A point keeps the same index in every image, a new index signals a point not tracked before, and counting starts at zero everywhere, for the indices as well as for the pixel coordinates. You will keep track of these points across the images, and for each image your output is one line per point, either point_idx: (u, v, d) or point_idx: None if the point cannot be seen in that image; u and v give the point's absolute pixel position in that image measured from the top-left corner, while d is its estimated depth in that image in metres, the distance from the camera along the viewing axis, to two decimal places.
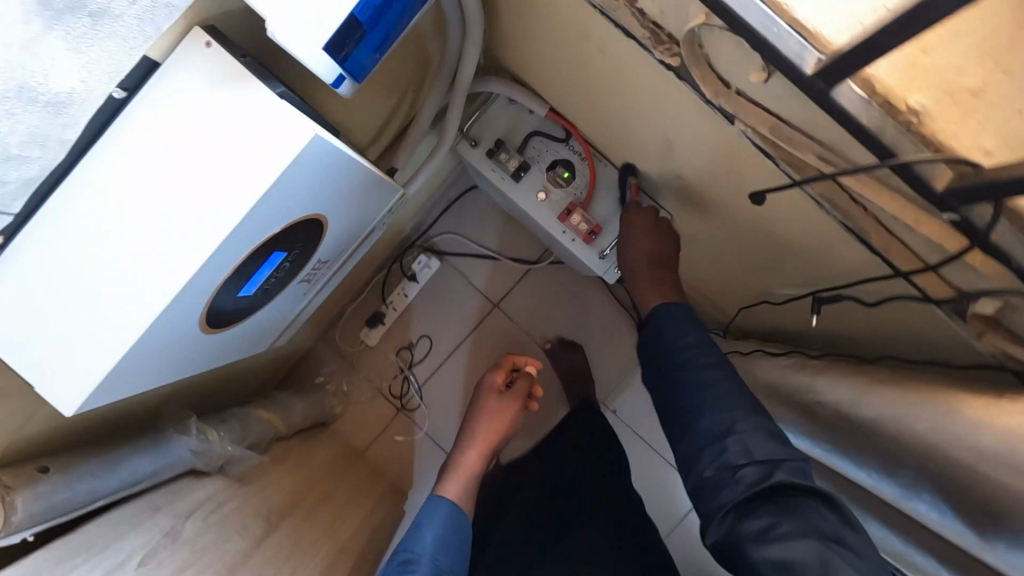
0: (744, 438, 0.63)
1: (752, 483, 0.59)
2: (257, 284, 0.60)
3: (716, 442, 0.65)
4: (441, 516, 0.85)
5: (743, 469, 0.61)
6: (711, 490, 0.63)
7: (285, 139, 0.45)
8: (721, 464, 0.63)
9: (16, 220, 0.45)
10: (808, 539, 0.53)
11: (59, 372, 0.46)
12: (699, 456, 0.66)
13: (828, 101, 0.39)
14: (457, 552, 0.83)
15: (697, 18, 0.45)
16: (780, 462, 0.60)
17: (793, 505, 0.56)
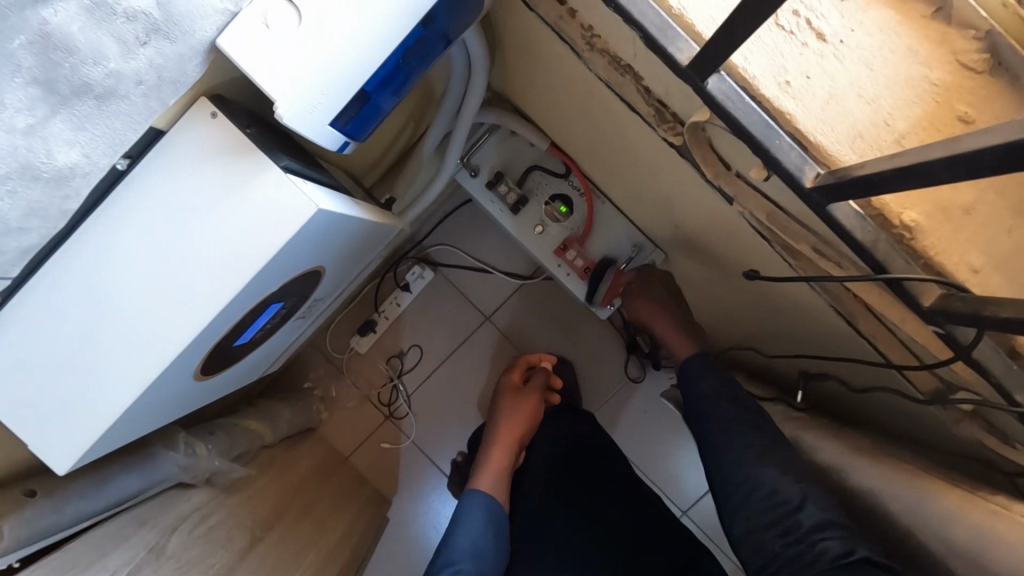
0: (796, 502, 0.62)
1: (832, 560, 0.56)
2: (254, 331, 0.60)
3: (771, 503, 0.63)
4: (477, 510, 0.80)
5: (820, 543, 0.58)
6: (789, 566, 0.60)
7: (287, 213, 0.44)
8: (795, 540, 0.60)
9: (13, 282, 0.45)
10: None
11: (53, 431, 0.46)
12: (765, 536, 0.63)
13: (825, 213, 0.40)
14: (495, 550, 0.76)
15: (700, 113, 0.46)
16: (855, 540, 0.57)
17: None
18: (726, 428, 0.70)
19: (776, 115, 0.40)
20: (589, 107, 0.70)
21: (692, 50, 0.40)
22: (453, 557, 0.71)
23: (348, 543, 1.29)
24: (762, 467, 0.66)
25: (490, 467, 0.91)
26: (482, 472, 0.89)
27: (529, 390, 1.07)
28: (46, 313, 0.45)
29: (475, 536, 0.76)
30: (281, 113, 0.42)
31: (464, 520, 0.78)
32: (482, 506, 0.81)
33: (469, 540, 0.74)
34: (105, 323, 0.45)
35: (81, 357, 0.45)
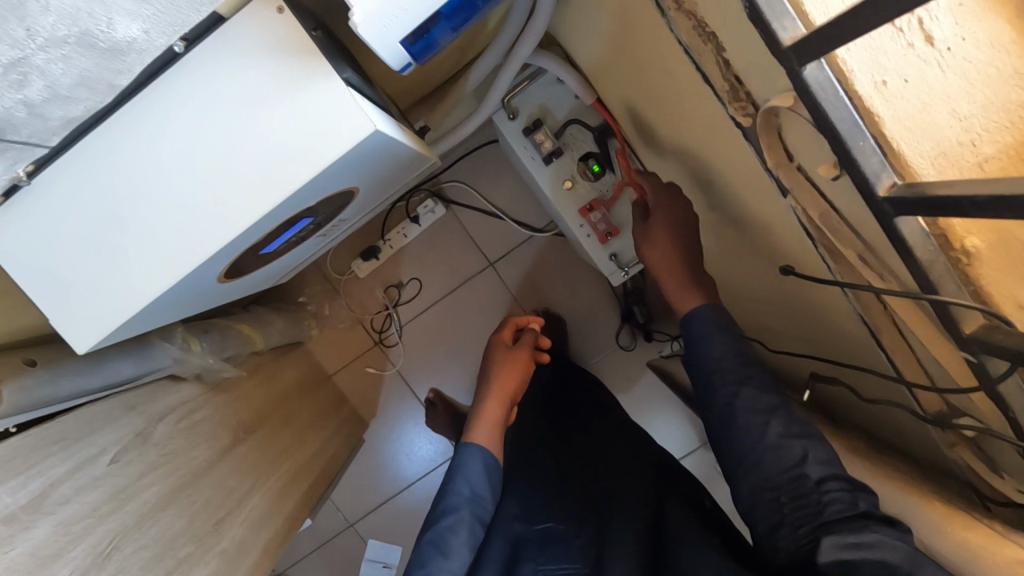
0: (814, 470, 0.59)
1: (838, 509, 0.56)
2: (281, 242, 0.59)
3: (792, 481, 0.59)
4: (479, 459, 0.78)
5: (825, 491, 0.57)
6: (789, 518, 0.58)
7: (346, 132, 0.43)
8: (798, 489, 0.59)
9: (48, 153, 0.44)
10: (894, 543, 0.50)
11: (75, 310, 0.45)
12: (767, 488, 0.61)
13: (890, 223, 0.40)
14: (494, 495, 0.77)
15: (783, 99, 0.44)
16: (855, 490, 0.57)
17: (869, 523, 0.53)
18: (759, 411, 0.64)
19: (865, 114, 0.39)
20: (650, 71, 0.67)
21: (798, 30, 0.38)
22: (454, 503, 0.72)
23: (320, 459, 1.34)
24: (788, 442, 0.61)
25: (487, 416, 0.87)
26: (480, 419, 0.86)
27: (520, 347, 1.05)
28: (80, 189, 0.44)
29: (476, 484, 0.76)
30: (357, 21, 0.39)
31: (461, 470, 0.77)
32: (479, 458, 0.78)
33: (468, 488, 0.75)
34: (141, 211, 0.44)
35: (114, 242, 0.44)
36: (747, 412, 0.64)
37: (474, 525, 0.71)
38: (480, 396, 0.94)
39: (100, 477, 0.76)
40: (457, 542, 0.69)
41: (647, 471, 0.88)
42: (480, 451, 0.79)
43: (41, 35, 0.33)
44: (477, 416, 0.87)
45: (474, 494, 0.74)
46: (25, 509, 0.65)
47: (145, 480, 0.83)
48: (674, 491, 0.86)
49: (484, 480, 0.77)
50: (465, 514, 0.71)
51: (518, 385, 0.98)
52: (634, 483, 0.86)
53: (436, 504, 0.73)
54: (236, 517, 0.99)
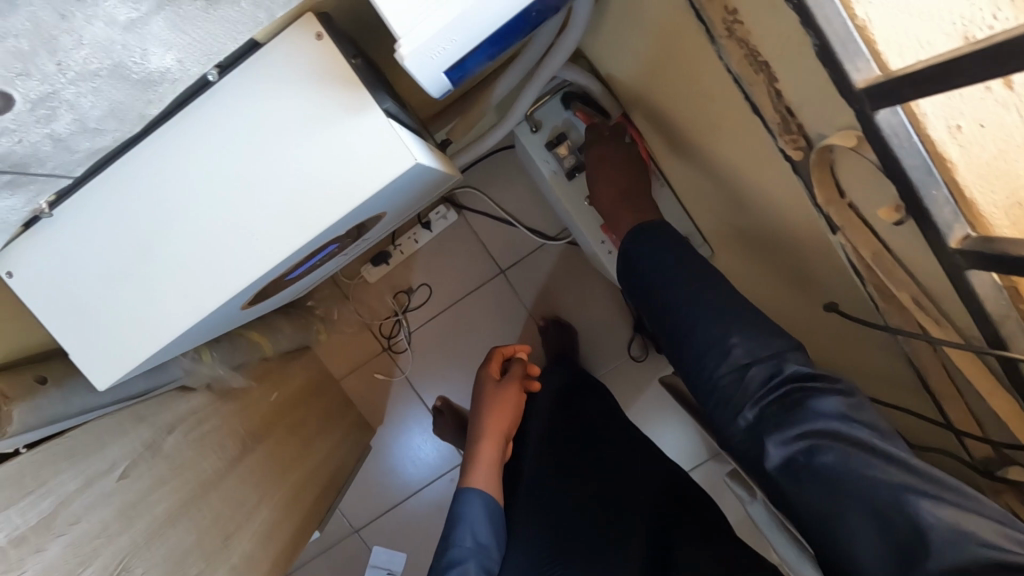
0: (745, 352, 0.62)
1: (764, 382, 0.60)
2: (304, 268, 0.57)
3: (722, 361, 0.63)
4: (479, 507, 0.78)
5: (749, 372, 0.61)
6: (726, 398, 0.62)
7: (385, 165, 0.41)
8: (729, 370, 0.62)
9: (71, 183, 0.42)
10: (826, 424, 0.53)
11: (97, 345, 0.43)
12: (706, 369, 0.64)
13: (961, 275, 0.38)
14: (499, 539, 0.76)
15: (844, 137, 0.42)
16: (785, 355, 0.61)
17: (800, 400, 0.56)
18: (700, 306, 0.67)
19: (936, 161, 0.36)
20: (689, 91, 0.65)
21: (873, 72, 0.36)
22: (459, 556, 0.71)
23: (328, 467, 1.32)
24: (715, 328, 0.65)
25: (483, 461, 0.87)
26: (476, 463, 0.86)
27: (508, 379, 1.03)
28: (105, 221, 0.42)
29: (478, 531, 0.75)
30: (403, 55, 0.38)
31: (463, 518, 0.76)
32: (480, 505, 0.78)
33: (472, 537, 0.74)
34: (167, 243, 0.42)
35: (138, 274, 0.42)
36: (686, 311, 0.69)
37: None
38: (473, 438, 0.93)
39: (110, 492, 0.74)
40: None
41: (651, 504, 0.81)
42: (480, 499, 0.79)
43: (72, 68, 0.31)
44: (471, 461, 0.87)
45: (478, 542, 0.74)
46: (35, 529, 0.63)
47: (154, 495, 0.81)
48: (681, 525, 0.78)
49: (486, 526, 0.76)
50: (471, 566, 0.70)
51: (511, 423, 0.98)
52: (637, 520, 0.79)
53: (441, 555, 0.72)
54: (245, 530, 0.97)
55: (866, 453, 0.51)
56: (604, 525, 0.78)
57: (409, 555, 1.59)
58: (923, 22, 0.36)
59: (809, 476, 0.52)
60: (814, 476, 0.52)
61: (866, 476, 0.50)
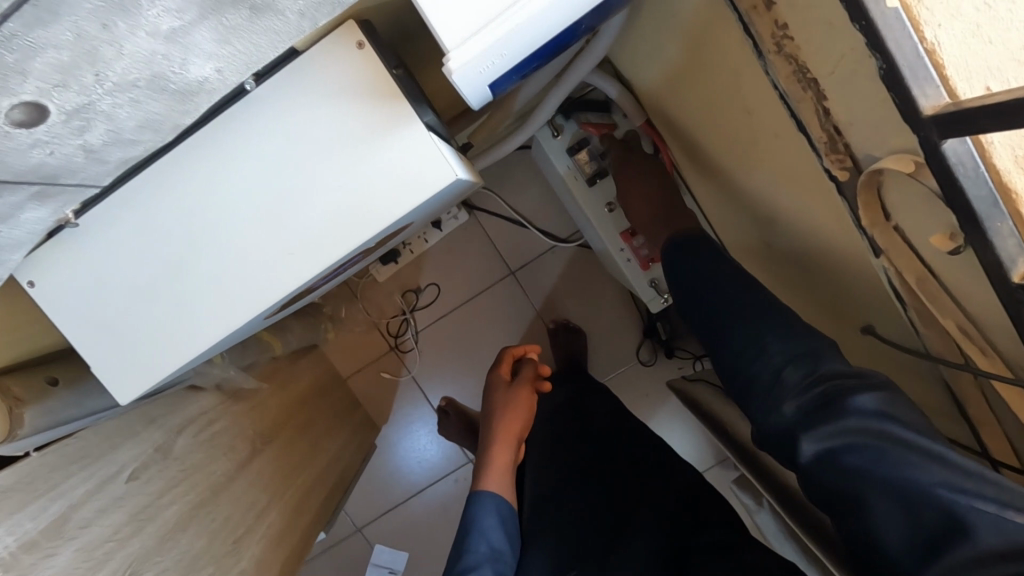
0: (776, 348, 0.64)
1: (802, 381, 0.60)
2: (331, 277, 0.56)
3: (760, 357, 0.65)
4: (491, 512, 0.77)
5: (785, 371, 0.62)
6: (763, 391, 0.63)
7: (425, 180, 0.40)
8: (766, 365, 0.64)
9: (99, 192, 0.41)
10: (858, 421, 0.52)
11: (124, 357, 0.43)
12: (744, 365, 0.67)
13: (1021, 310, 0.37)
14: (513, 546, 0.75)
15: (899, 161, 0.40)
16: (823, 355, 0.61)
17: (838, 396, 0.55)
18: (737, 310, 0.72)
19: (1001, 190, 0.35)
20: (724, 101, 0.63)
21: (941, 99, 0.34)
22: (473, 561, 0.69)
23: (334, 468, 1.31)
24: (752, 328, 0.68)
25: (496, 462, 0.87)
26: (490, 464, 0.86)
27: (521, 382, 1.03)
28: (138, 232, 0.41)
29: (493, 537, 0.73)
30: (453, 69, 0.37)
31: (477, 524, 0.74)
32: (494, 508, 0.77)
33: (487, 544, 0.72)
34: (201, 255, 0.41)
35: (169, 285, 0.42)
36: (725, 314, 0.73)
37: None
38: (486, 439, 0.93)
39: (120, 496, 0.73)
40: None
41: (661, 513, 0.76)
42: (492, 504, 0.78)
43: (110, 79, 0.30)
44: (486, 462, 0.87)
45: (492, 548, 0.72)
46: (46, 534, 0.61)
47: (164, 499, 0.80)
48: (700, 534, 0.72)
49: (500, 533, 0.75)
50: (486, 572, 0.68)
51: (524, 425, 0.97)
52: (646, 533, 0.74)
53: (455, 561, 0.70)
54: (254, 534, 0.96)
55: (906, 452, 0.49)
56: (613, 544, 0.74)
57: (412, 555, 1.58)
58: (994, 48, 0.34)
59: (842, 473, 0.51)
60: (847, 473, 0.51)
61: (898, 474, 0.48)
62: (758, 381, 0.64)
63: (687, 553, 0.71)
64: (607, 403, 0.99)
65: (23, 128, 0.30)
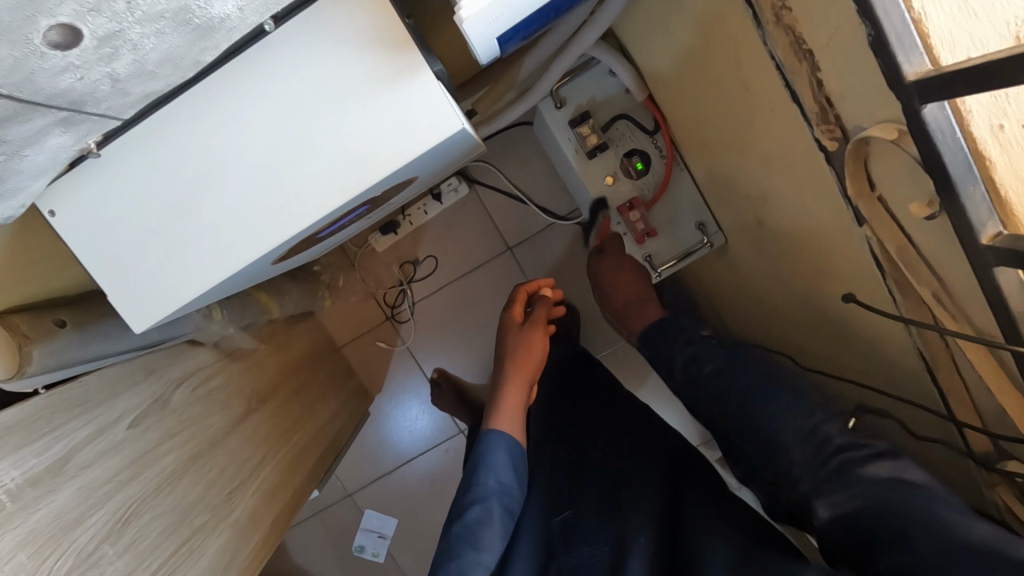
0: (773, 420, 0.70)
1: (812, 453, 0.65)
2: (335, 226, 0.58)
3: (756, 427, 0.71)
4: (501, 451, 0.79)
5: (790, 442, 0.68)
6: (778, 455, 0.68)
7: (432, 129, 0.41)
8: (768, 437, 0.70)
9: (119, 126, 0.42)
10: (866, 488, 0.59)
11: (138, 286, 0.45)
12: (750, 429, 0.72)
13: (987, 272, 0.39)
14: (523, 483, 0.78)
15: (884, 130, 0.42)
16: (818, 431, 0.66)
17: (849, 466, 0.61)
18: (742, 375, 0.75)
19: (977, 157, 0.37)
20: (725, 72, 0.65)
21: (924, 66, 0.36)
22: (481, 494, 0.73)
23: (329, 431, 1.34)
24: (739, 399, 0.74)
25: (505, 409, 0.86)
26: (499, 410, 0.86)
27: (533, 323, 1.01)
28: (155, 167, 0.43)
29: (501, 473, 0.76)
30: (463, 17, 0.38)
31: (485, 463, 0.77)
32: (504, 448, 0.79)
33: (496, 479, 0.75)
34: (214, 191, 0.43)
35: (183, 218, 0.44)
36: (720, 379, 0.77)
37: (504, 516, 0.73)
38: (498, 386, 0.92)
39: (120, 441, 0.75)
40: (486, 534, 0.70)
41: (660, 468, 0.79)
42: (503, 440, 0.80)
43: (139, 9, 0.32)
44: (495, 405, 0.87)
45: (501, 485, 0.75)
46: (49, 471, 0.64)
47: (163, 448, 0.82)
48: (695, 488, 0.76)
49: (508, 469, 0.78)
50: (493, 505, 0.73)
51: (536, 366, 0.96)
52: (643, 489, 0.76)
53: (463, 495, 0.75)
54: (248, 487, 0.99)
55: (915, 505, 0.54)
56: (614, 502, 0.77)
57: (400, 521, 1.62)
58: (979, 21, 0.36)
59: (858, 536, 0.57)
60: (862, 531, 0.57)
61: (915, 517, 0.53)
62: (760, 448, 0.71)
63: (682, 507, 0.74)
64: (602, 378, 1.02)
65: (58, 49, 0.32)
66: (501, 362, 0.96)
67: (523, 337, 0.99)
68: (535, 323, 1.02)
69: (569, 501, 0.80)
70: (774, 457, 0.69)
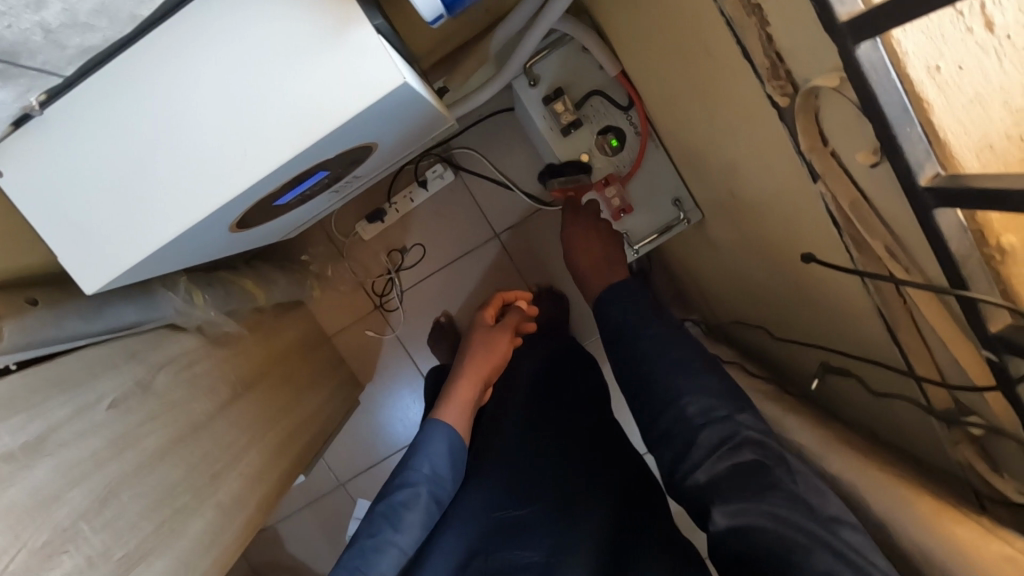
0: (688, 407, 0.72)
1: (716, 447, 0.68)
2: (295, 194, 0.58)
3: (680, 423, 0.72)
4: (438, 441, 0.80)
5: (702, 433, 0.69)
6: (685, 453, 0.70)
7: (371, 83, 0.41)
8: (683, 428, 0.71)
9: (62, 83, 0.43)
10: (760, 505, 0.61)
11: (88, 248, 0.45)
12: (671, 415, 0.73)
13: (928, 216, 0.39)
14: (455, 476, 0.79)
15: (827, 79, 0.42)
16: (734, 421, 0.69)
17: (748, 476, 0.64)
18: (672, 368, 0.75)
19: (914, 100, 0.37)
20: (688, 39, 0.65)
21: (856, 6, 0.36)
22: (412, 478, 0.74)
23: (317, 418, 1.34)
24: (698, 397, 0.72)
25: (456, 400, 0.90)
26: (448, 398, 0.89)
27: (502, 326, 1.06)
28: (99, 126, 0.43)
29: (436, 461, 0.78)
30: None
31: (422, 449, 0.78)
32: (443, 437, 0.80)
33: (429, 466, 0.77)
34: (158, 150, 0.43)
35: (127, 178, 0.44)
36: (660, 382, 0.75)
37: (431, 503, 0.73)
38: (454, 376, 0.96)
39: (98, 422, 0.76)
40: (410, 518, 0.71)
41: (615, 491, 0.84)
42: (444, 431, 0.82)
43: None
44: (446, 393, 0.90)
45: (433, 473, 0.76)
46: (23, 450, 0.64)
47: (144, 429, 0.83)
48: (637, 510, 0.83)
49: (445, 459, 0.79)
50: (422, 490, 0.73)
51: (494, 366, 0.99)
52: (593, 509, 0.80)
53: (394, 477, 0.76)
54: (232, 471, 1.00)
55: (792, 521, 0.59)
56: (563, 513, 0.80)
57: None
58: None
59: (741, 544, 0.61)
60: (751, 547, 0.60)
61: (793, 535, 0.58)
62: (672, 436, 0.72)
63: (624, 525, 0.81)
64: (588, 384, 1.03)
65: None
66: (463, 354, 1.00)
67: (488, 337, 1.03)
68: (503, 328, 1.06)
69: (526, 495, 0.81)
70: (683, 454, 0.70)
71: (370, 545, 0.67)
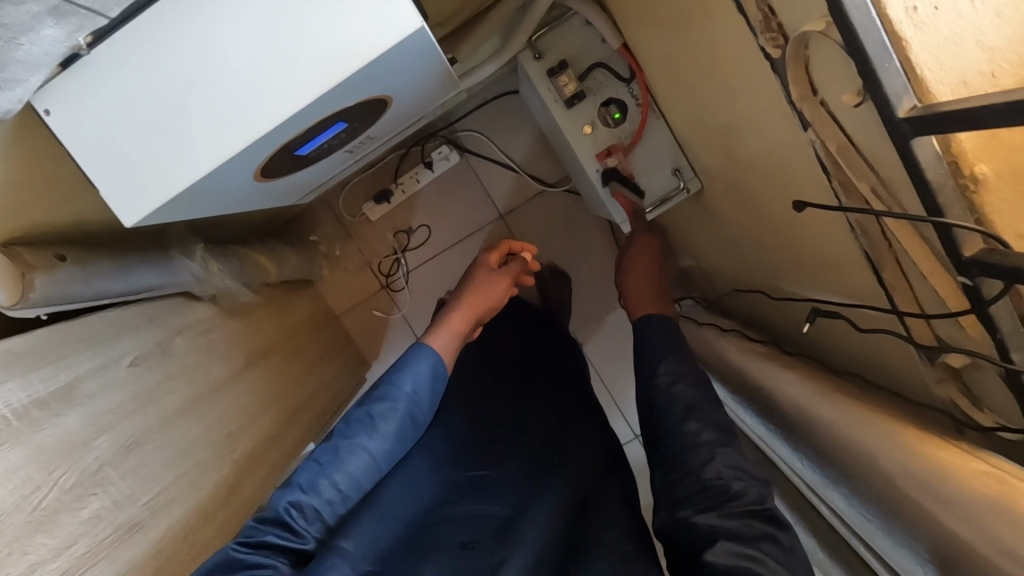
0: (722, 459, 0.70)
1: (738, 502, 0.66)
2: (315, 146, 0.62)
3: (704, 468, 0.71)
4: (425, 362, 0.80)
5: (729, 484, 0.68)
6: (699, 491, 0.69)
7: (392, 30, 0.47)
8: (709, 474, 0.69)
9: (107, 25, 0.47)
10: (763, 558, 0.60)
11: (135, 180, 0.51)
12: (704, 460, 0.71)
13: (906, 146, 0.42)
14: (433, 401, 0.80)
15: (814, 24, 0.46)
16: (763, 492, 0.68)
17: (757, 531, 0.63)
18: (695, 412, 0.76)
19: (893, 39, 0.40)
20: (687, 7, 0.69)
21: None
22: (392, 393, 0.75)
23: (327, 391, 1.37)
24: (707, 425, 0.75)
25: (446, 327, 0.92)
26: (438, 327, 0.91)
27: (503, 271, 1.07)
28: (145, 67, 0.48)
29: (419, 382, 0.78)
30: None
31: (407, 366, 0.79)
32: (428, 359, 0.81)
33: (411, 385, 0.77)
34: (201, 90, 0.48)
35: (172, 115, 0.49)
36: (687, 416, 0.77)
37: (406, 420, 0.75)
38: (449, 306, 0.98)
39: (121, 377, 0.79)
40: (385, 427, 0.72)
41: (580, 478, 0.86)
42: (432, 353, 0.82)
43: None
44: (438, 322, 0.93)
45: (413, 393, 0.77)
46: (54, 397, 0.67)
47: (164, 388, 0.86)
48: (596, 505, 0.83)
49: (428, 381, 0.79)
50: (401, 406, 0.75)
51: (488, 304, 1.02)
52: (553, 491, 0.82)
53: (375, 388, 0.77)
54: (246, 434, 1.03)
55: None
56: (528, 485, 0.82)
57: None
58: None
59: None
60: None
61: None
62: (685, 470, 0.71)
63: (585, 519, 0.80)
64: (575, 384, 1.10)
65: None
66: (461, 288, 1.03)
67: (488, 276, 1.05)
68: (503, 272, 1.08)
69: (490, 462, 0.85)
70: (696, 492, 0.69)
71: (344, 443, 0.69)
